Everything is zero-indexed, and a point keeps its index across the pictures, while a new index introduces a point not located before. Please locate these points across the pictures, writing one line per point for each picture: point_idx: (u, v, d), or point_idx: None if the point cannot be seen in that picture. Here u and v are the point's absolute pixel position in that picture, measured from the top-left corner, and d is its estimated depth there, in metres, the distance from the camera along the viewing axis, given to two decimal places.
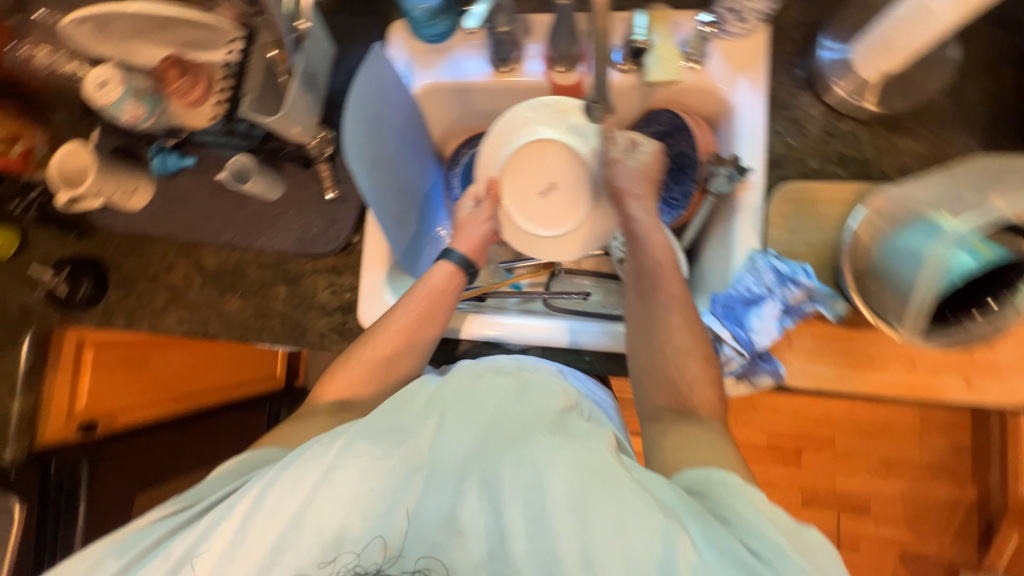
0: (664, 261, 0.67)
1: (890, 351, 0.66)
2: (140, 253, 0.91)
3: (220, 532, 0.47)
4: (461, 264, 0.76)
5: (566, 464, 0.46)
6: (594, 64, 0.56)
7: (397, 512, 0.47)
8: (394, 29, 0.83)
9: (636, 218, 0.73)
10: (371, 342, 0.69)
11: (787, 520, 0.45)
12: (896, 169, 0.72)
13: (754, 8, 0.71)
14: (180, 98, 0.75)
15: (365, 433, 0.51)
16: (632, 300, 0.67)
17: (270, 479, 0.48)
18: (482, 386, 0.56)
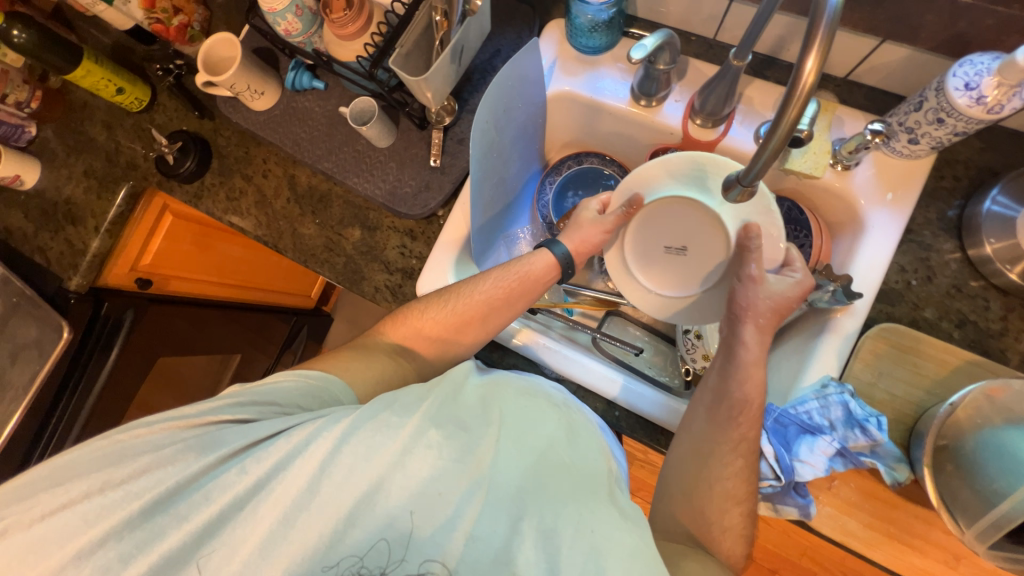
0: (753, 399, 0.60)
1: (936, 537, 0.61)
2: (246, 150, 0.96)
3: (298, 467, 0.49)
4: (562, 262, 0.70)
5: (627, 549, 0.47)
6: (763, 155, 0.47)
7: (458, 528, 0.49)
8: (552, 27, 0.83)
9: (745, 345, 0.62)
10: (450, 304, 0.67)
11: None
12: (1017, 353, 0.65)
13: (931, 135, 0.63)
14: (336, 28, 0.75)
15: (434, 423, 0.53)
16: (699, 414, 0.63)
17: (345, 435, 0.50)
18: (543, 416, 0.58)
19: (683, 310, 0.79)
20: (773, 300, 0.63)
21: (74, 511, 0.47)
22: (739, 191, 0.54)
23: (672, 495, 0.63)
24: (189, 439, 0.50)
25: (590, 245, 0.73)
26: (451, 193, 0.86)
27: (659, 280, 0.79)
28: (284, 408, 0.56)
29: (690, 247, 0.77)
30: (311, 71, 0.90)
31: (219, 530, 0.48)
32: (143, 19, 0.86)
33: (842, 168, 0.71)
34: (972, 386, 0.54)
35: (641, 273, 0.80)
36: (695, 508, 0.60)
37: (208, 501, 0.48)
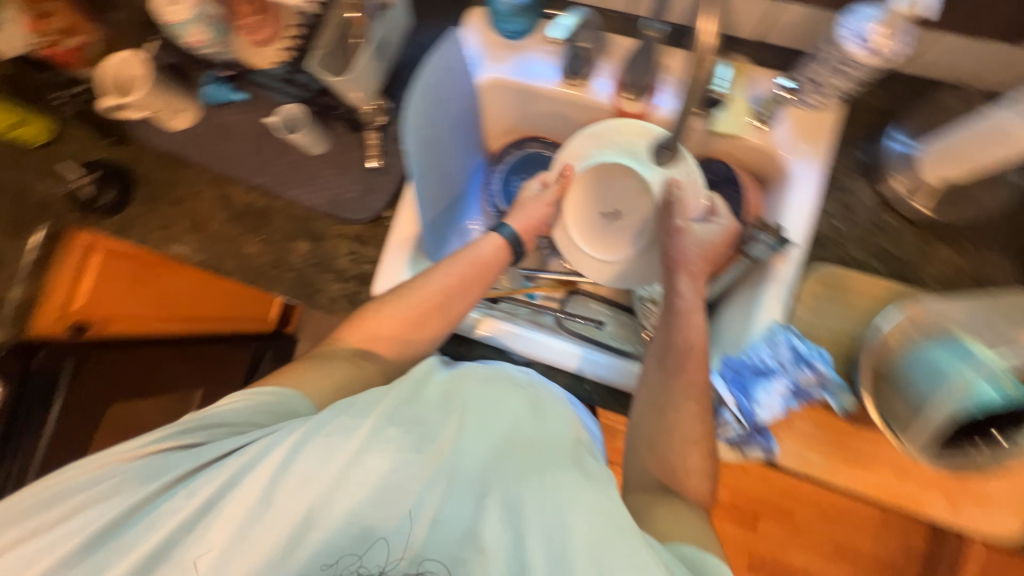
0: (697, 342, 0.67)
1: (884, 454, 0.66)
2: (172, 174, 0.90)
3: (251, 480, 0.48)
4: (510, 241, 0.78)
5: (591, 510, 0.48)
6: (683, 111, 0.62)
7: (422, 514, 0.49)
8: (473, 15, 0.82)
9: (681, 294, 0.71)
10: (405, 300, 0.69)
11: None
12: (933, 277, 0.71)
13: (835, 84, 0.68)
14: (249, 34, 0.76)
15: (391, 420, 0.52)
16: (650, 367, 0.68)
17: (296, 443, 0.49)
18: (503, 398, 0.58)
19: (619, 273, 0.83)
20: (701, 247, 0.75)
21: (13, 554, 0.46)
22: (665, 154, 0.74)
23: (646, 457, 0.66)
24: (135, 467, 0.50)
25: (532, 224, 0.81)
26: (396, 193, 0.84)
27: (597, 244, 0.82)
28: (234, 428, 0.55)
29: (623, 212, 0.80)
30: (231, 83, 0.86)
31: (169, 554, 0.47)
32: (29, 45, 0.81)
33: (764, 126, 0.75)
34: (891, 308, 0.60)
35: (580, 239, 0.82)
36: (661, 456, 0.64)
37: (155, 528, 0.47)
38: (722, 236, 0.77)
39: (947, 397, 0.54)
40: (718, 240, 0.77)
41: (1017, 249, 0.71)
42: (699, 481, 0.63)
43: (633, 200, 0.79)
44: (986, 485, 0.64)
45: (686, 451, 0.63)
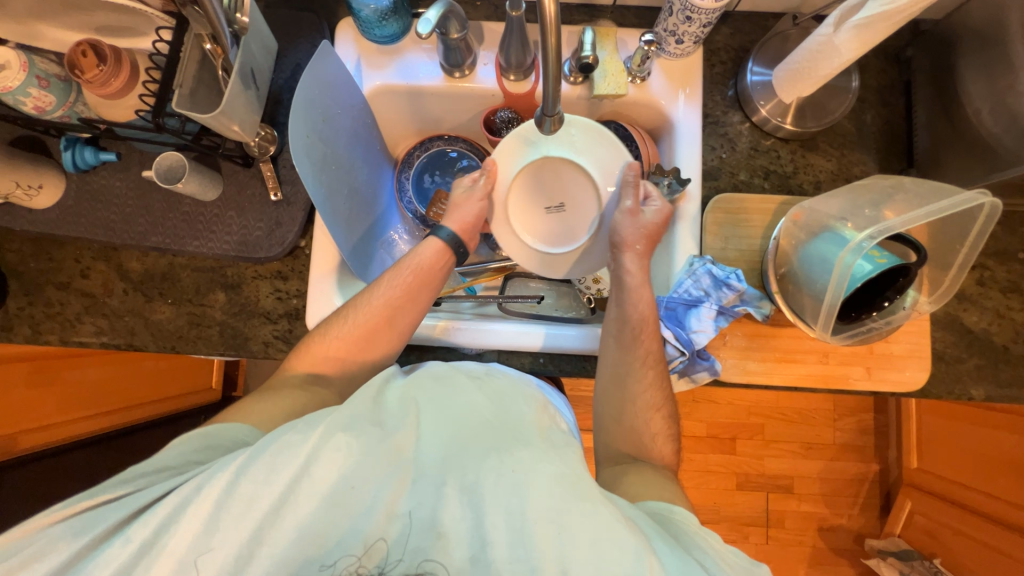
0: (648, 315, 0.69)
1: (807, 345, 0.74)
2: (48, 256, 0.81)
3: (190, 518, 0.45)
4: (451, 242, 0.75)
5: (550, 477, 0.49)
6: (552, 82, 0.56)
7: (378, 512, 0.49)
8: (342, 28, 0.82)
9: (629, 271, 0.72)
10: (353, 318, 0.68)
11: (740, 562, 0.50)
12: (810, 183, 0.81)
13: (689, 33, 0.74)
14: (97, 88, 0.66)
15: (343, 425, 0.51)
16: (610, 345, 0.71)
17: (241, 468, 0.47)
18: (464, 392, 0.60)
19: (576, 263, 0.83)
20: (644, 229, 0.73)
21: None
22: (550, 122, 0.64)
23: (606, 409, 0.69)
24: (58, 528, 0.45)
25: (471, 221, 0.78)
26: (306, 221, 0.81)
27: (547, 239, 0.83)
28: (175, 469, 0.51)
29: (567, 203, 0.82)
30: (93, 144, 0.78)
31: None
32: None
33: (639, 81, 0.81)
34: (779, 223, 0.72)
35: (530, 238, 0.83)
36: (627, 428, 0.67)
37: None
38: (660, 218, 0.73)
39: (828, 280, 0.63)
40: (657, 221, 0.73)
41: (870, 143, 0.81)
42: (660, 413, 0.67)
43: (574, 190, 0.82)
44: (892, 347, 0.74)
45: (642, 390, 0.68)
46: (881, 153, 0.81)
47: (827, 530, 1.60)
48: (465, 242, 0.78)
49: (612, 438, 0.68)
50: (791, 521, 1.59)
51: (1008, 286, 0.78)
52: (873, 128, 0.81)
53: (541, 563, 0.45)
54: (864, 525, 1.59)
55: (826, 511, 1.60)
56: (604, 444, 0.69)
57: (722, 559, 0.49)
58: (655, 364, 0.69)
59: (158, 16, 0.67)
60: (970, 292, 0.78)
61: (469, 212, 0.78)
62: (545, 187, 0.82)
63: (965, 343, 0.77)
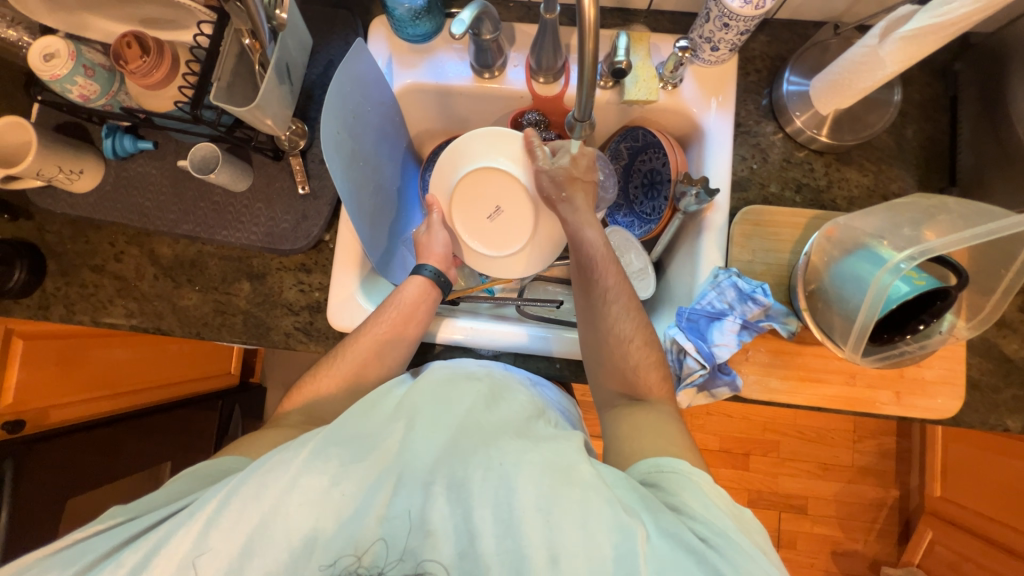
0: (601, 251, 0.71)
1: (833, 366, 0.71)
2: (85, 239, 0.84)
3: (181, 535, 0.46)
4: (434, 278, 0.76)
5: (535, 466, 0.50)
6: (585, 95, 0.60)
7: (368, 515, 0.49)
8: (376, 26, 0.83)
9: (568, 222, 0.75)
10: (342, 357, 0.70)
11: (728, 501, 0.52)
12: (843, 198, 0.78)
13: (726, 40, 0.72)
14: (139, 78, 0.67)
15: (333, 440, 0.54)
16: (577, 296, 0.73)
17: (232, 489, 0.49)
18: (450, 398, 0.61)
19: (534, 250, 0.85)
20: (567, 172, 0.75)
21: None
22: (580, 128, 0.70)
23: (587, 348, 0.70)
24: (54, 559, 0.48)
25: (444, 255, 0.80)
26: (332, 215, 0.82)
27: (500, 246, 0.84)
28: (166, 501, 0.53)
29: (502, 204, 0.82)
30: (132, 132, 0.80)
31: None
32: None
33: (671, 87, 0.79)
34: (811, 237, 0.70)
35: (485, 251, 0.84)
36: (610, 365, 0.67)
37: None
38: (574, 156, 0.75)
39: (862, 300, 0.60)
40: (573, 163, 0.75)
41: (910, 159, 0.78)
42: (665, 392, 0.66)
43: (502, 190, 0.82)
44: (924, 372, 0.71)
45: (614, 324, 0.68)
46: (920, 171, 0.78)
47: (841, 555, 1.55)
48: (444, 272, 0.79)
49: (602, 377, 0.68)
50: (803, 543, 1.55)
51: None
52: (914, 144, 0.79)
53: (531, 551, 0.45)
54: (880, 552, 1.54)
55: (841, 535, 1.55)
56: (598, 386, 0.70)
57: (716, 509, 0.50)
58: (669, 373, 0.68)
59: (201, 11, 0.69)
60: (1011, 319, 0.74)
61: (437, 244, 0.80)
62: (488, 191, 0.82)
63: (1002, 372, 0.73)
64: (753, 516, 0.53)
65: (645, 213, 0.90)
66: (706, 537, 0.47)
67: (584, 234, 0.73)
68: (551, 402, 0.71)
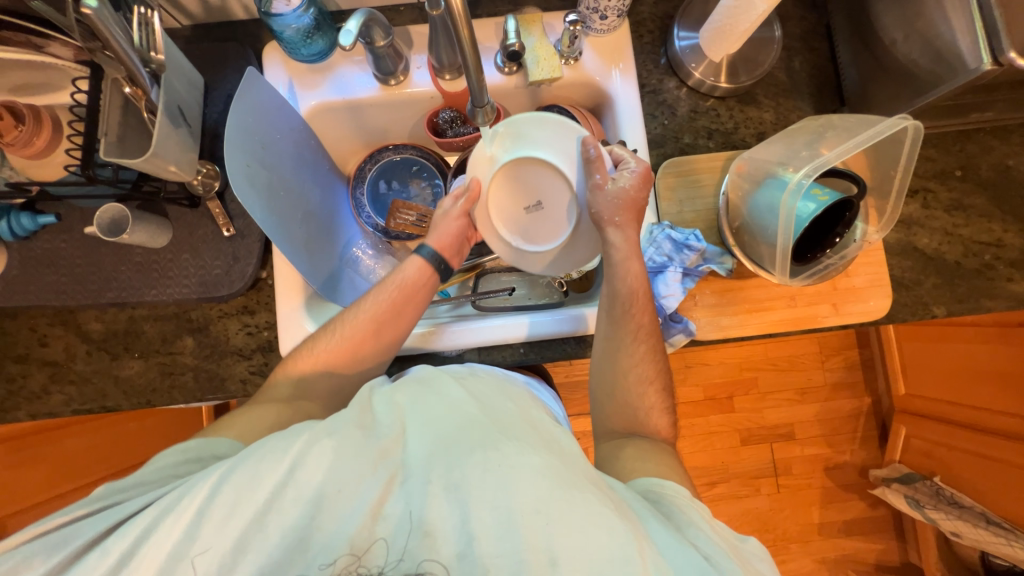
0: (637, 289, 0.69)
1: (775, 293, 0.76)
2: (2, 331, 0.79)
3: (169, 526, 0.46)
4: (434, 259, 0.76)
5: (536, 468, 0.50)
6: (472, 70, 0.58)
7: (364, 510, 0.49)
8: (269, 52, 0.81)
9: (613, 246, 0.71)
10: (339, 330, 0.70)
11: (727, 530, 0.53)
12: (752, 136, 0.83)
13: (609, 7, 0.75)
14: (20, 149, 0.65)
15: (327, 432, 0.52)
16: (602, 319, 0.72)
17: (225, 475, 0.49)
18: (452, 393, 0.59)
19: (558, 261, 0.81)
20: (622, 198, 0.71)
21: None
22: (482, 113, 0.69)
23: (600, 384, 0.71)
24: (32, 545, 0.46)
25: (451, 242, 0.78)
26: (265, 251, 0.80)
27: (529, 241, 0.80)
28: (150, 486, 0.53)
29: (544, 202, 0.78)
30: (29, 209, 0.75)
31: None
32: None
33: (573, 61, 0.81)
34: (726, 177, 0.75)
35: (507, 238, 0.81)
36: (620, 402, 0.69)
37: None
38: (637, 182, 0.71)
39: (777, 224, 0.65)
40: (635, 187, 0.71)
41: (803, 89, 0.84)
42: (629, 352, 0.69)
43: (550, 191, 0.77)
44: (853, 280, 0.76)
45: (635, 363, 0.69)
46: (814, 97, 0.84)
47: (833, 469, 1.65)
48: (447, 258, 0.78)
49: (607, 411, 0.70)
50: (798, 466, 1.63)
51: (951, 205, 0.81)
52: (803, 74, 0.84)
53: (530, 553, 0.46)
54: (867, 457, 1.64)
55: (829, 450, 1.65)
56: (599, 419, 0.71)
57: (716, 534, 0.51)
58: (647, 340, 0.70)
59: (72, 67, 0.66)
60: (917, 216, 0.81)
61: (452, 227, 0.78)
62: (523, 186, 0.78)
63: (921, 266, 0.80)
64: (756, 544, 0.54)
65: None
66: (708, 554, 0.48)
67: (626, 267, 0.70)
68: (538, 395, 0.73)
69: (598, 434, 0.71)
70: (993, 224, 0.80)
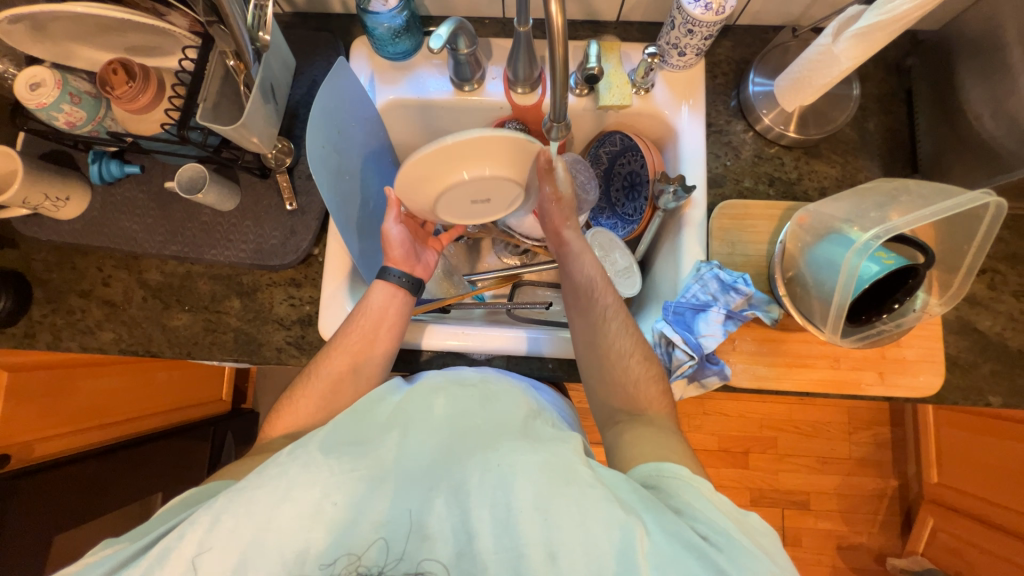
0: (595, 275, 0.74)
1: (818, 351, 0.73)
2: (71, 266, 0.84)
3: (173, 561, 0.47)
4: (405, 283, 0.76)
5: (534, 465, 0.51)
6: (558, 86, 0.58)
7: (363, 521, 0.49)
8: (357, 47, 0.86)
9: (571, 248, 0.77)
10: (318, 375, 0.69)
11: (730, 507, 0.51)
12: (815, 189, 0.81)
13: (691, 45, 0.76)
14: (124, 103, 0.69)
15: (324, 449, 0.54)
16: (572, 315, 0.74)
17: (218, 512, 0.48)
18: (454, 397, 0.63)
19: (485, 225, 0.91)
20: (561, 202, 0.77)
21: None
22: (557, 130, 0.66)
23: (588, 368, 0.71)
24: None
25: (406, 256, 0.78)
26: (319, 230, 0.83)
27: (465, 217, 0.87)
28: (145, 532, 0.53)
29: (491, 195, 0.82)
30: (118, 158, 0.81)
31: None
32: None
33: (643, 92, 0.83)
34: (786, 226, 0.74)
35: (440, 211, 0.84)
36: None
37: None
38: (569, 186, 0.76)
39: (836, 281, 0.63)
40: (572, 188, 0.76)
41: (874, 150, 0.82)
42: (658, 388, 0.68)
43: (500, 187, 0.81)
44: (904, 351, 0.73)
45: (612, 341, 0.69)
46: (884, 160, 0.82)
47: (847, 550, 1.55)
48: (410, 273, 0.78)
49: (604, 393, 0.68)
50: (809, 539, 1.55)
51: (1019, 289, 0.77)
52: (876, 135, 0.82)
53: (529, 549, 0.46)
54: (885, 544, 1.54)
55: (846, 529, 1.55)
56: (600, 406, 0.70)
57: (716, 511, 0.50)
58: (619, 318, 0.70)
59: (185, 36, 0.70)
60: (982, 296, 0.77)
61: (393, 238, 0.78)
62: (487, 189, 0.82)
63: (979, 348, 0.76)
64: (758, 520, 0.52)
65: (628, 214, 0.92)
66: (706, 535, 0.47)
67: (584, 260, 0.76)
68: (546, 403, 0.70)
69: (600, 422, 0.69)
70: None
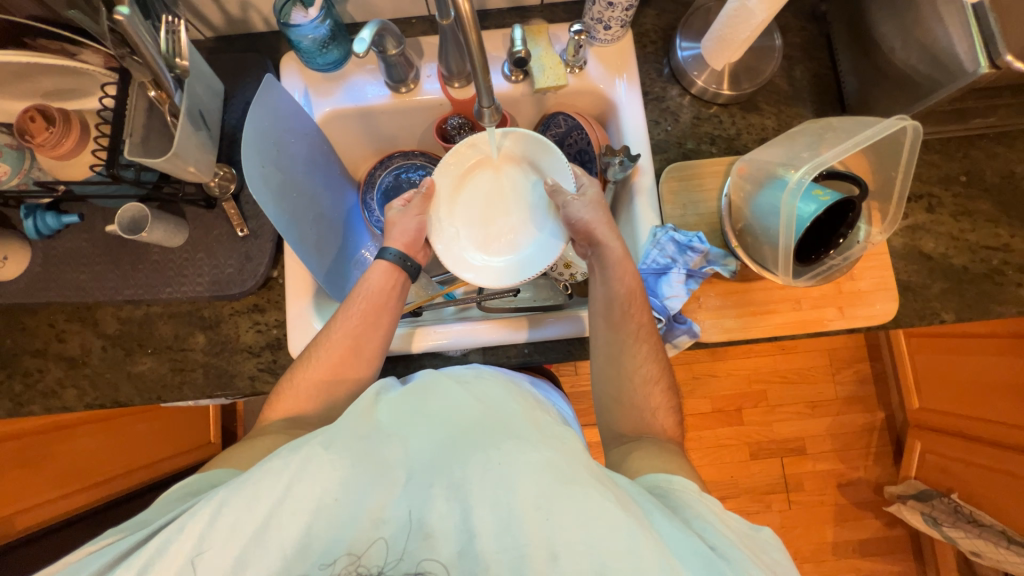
0: (634, 288, 0.69)
1: (779, 295, 0.76)
2: (22, 327, 0.81)
3: (175, 549, 0.46)
4: (399, 260, 0.75)
5: (536, 465, 0.51)
6: (478, 72, 0.58)
7: (363, 518, 0.49)
8: (286, 63, 0.85)
9: (607, 250, 0.72)
10: (321, 354, 0.69)
11: (740, 527, 0.51)
12: (755, 141, 0.84)
13: (613, 18, 0.77)
14: (48, 150, 0.67)
15: (326, 444, 0.53)
16: (599, 324, 0.71)
17: (224, 500, 0.48)
18: (456, 396, 0.61)
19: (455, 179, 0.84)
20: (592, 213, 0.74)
21: None
22: (489, 114, 0.67)
23: (598, 362, 0.71)
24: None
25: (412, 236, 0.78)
26: (276, 251, 0.82)
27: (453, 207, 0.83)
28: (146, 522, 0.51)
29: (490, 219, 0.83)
30: (54, 209, 0.78)
31: None
32: None
33: (577, 70, 0.84)
34: (729, 179, 0.77)
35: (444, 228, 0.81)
36: (621, 400, 0.68)
37: None
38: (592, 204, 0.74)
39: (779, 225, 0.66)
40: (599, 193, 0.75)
41: (805, 96, 0.85)
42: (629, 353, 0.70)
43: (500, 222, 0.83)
44: (858, 284, 0.76)
45: (639, 364, 0.69)
46: (815, 105, 0.85)
47: (847, 486, 1.60)
48: (412, 255, 0.78)
49: (605, 381, 0.70)
50: (809, 482, 1.59)
51: (957, 210, 0.81)
52: (804, 81, 0.86)
53: (531, 548, 0.46)
54: (881, 474, 1.60)
55: (843, 466, 1.61)
56: (606, 425, 0.70)
57: (726, 528, 0.50)
58: (649, 340, 0.70)
59: (100, 72, 0.69)
60: (923, 220, 0.81)
61: (409, 226, 0.78)
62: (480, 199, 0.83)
63: (927, 270, 0.80)
64: (769, 536, 0.53)
65: None
66: (714, 545, 0.48)
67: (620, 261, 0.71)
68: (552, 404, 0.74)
69: (600, 399, 0.71)
70: (999, 229, 0.80)
